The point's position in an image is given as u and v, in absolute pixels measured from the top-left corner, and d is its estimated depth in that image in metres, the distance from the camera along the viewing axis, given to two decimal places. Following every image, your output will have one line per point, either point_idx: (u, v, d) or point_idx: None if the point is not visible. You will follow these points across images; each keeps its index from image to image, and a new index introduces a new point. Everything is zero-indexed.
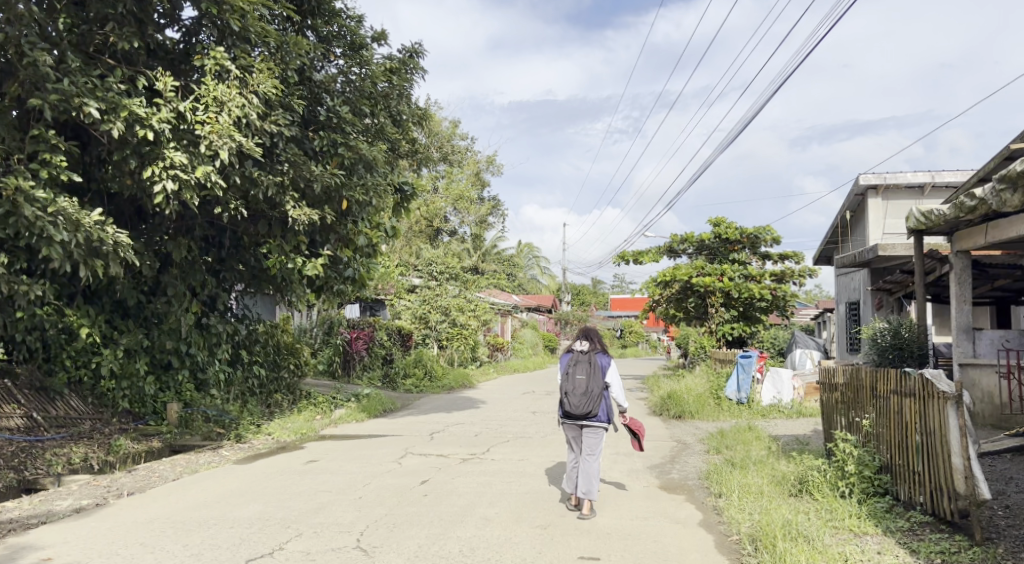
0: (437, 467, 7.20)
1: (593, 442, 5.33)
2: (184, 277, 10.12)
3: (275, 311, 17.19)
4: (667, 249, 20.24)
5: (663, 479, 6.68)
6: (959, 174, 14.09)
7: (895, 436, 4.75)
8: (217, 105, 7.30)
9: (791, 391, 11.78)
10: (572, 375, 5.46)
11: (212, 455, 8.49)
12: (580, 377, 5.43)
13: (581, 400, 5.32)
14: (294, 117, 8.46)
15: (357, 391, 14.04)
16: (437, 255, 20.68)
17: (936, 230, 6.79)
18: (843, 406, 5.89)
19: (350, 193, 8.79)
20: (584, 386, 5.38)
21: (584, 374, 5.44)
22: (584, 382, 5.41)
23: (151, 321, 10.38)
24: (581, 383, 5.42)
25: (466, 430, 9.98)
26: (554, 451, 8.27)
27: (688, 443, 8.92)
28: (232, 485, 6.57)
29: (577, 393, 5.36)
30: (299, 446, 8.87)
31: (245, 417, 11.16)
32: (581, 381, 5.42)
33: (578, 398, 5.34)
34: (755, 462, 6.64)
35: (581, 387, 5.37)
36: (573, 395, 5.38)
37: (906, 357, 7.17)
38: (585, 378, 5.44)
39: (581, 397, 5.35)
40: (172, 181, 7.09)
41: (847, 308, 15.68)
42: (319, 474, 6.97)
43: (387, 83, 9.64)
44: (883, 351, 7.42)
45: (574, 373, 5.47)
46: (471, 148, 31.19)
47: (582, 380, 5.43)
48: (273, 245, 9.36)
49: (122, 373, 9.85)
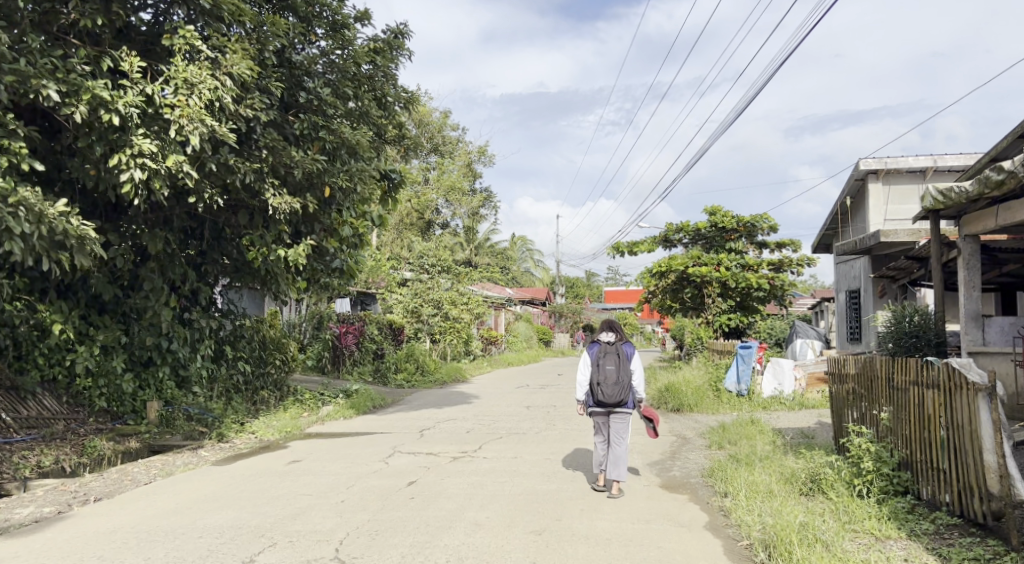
0: (426, 466, 6.85)
1: (621, 428, 5.80)
2: (162, 271, 9.69)
3: (263, 305, 16.75)
4: (662, 239, 19.90)
5: (664, 477, 6.34)
6: (962, 158, 13.77)
7: (915, 430, 4.43)
8: (186, 87, 6.79)
9: (793, 381, 11.40)
10: (602, 366, 5.89)
11: (190, 456, 8.10)
12: (611, 368, 5.86)
13: (614, 389, 5.76)
14: (272, 101, 8.00)
15: (347, 387, 13.63)
16: (428, 248, 20.33)
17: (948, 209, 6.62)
18: (855, 398, 5.58)
19: (333, 180, 8.36)
20: (615, 376, 5.83)
21: (613, 365, 5.88)
22: (614, 373, 5.86)
23: (131, 317, 9.95)
24: (611, 373, 5.86)
25: (458, 426, 9.62)
26: (549, 447, 7.93)
27: (688, 437, 8.60)
28: (207, 489, 6.20)
29: (610, 383, 5.79)
30: (284, 445, 8.49)
31: (230, 415, 10.68)
32: (612, 371, 5.86)
33: (611, 388, 5.77)
34: (761, 458, 6.31)
35: (613, 377, 5.82)
36: (605, 384, 5.80)
37: (923, 347, 6.80)
38: (614, 369, 5.88)
39: (613, 386, 5.80)
40: (141, 170, 6.65)
41: (846, 296, 15.41)
42: (301, 475, 6.61)
43: (371, 65, 9.20)
44: (898, 339, 7.05)
45: (604, 364, 5.89)
46: (462, 139, 30.66)
47: (612, 370, 5.87)
48: (253, 236, 8.89)
49: (100, 372, 9.49)
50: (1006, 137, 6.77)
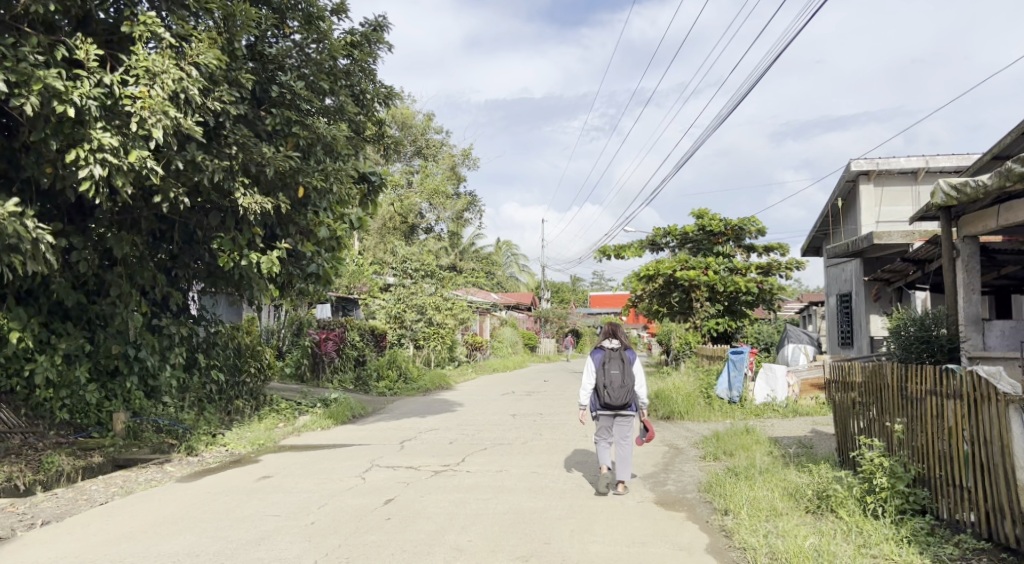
0: (405, 482, 6.42)
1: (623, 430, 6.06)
2: (130, 275, 9.16)
3: (240, 311, 16.20)
4: (649, 242, 19.60)
5: (658, 492, 5.97)
6: (954, 158, 13.61)
7: (935, 443, 4.12)
8: (148, 77, 6.29)
9: (786, 388, 11.10)
10: (608, 370, 6.10)
11: (155, 471, 7.56)
12: (616, 372, 6.08)
13: (620, 392, 5.95)
14: (242, 94, 7.55)
15: (325, 395, 13.13)
16: (412, 253, 19.89)
17: (960, 205, 6.50)
18: (861, 407, 5.29)
19: (308, 179, 7.92)
20: (621, 379, 6.04)
21: (619, 369, 6.09)
22: (620, 376, 6.07)
23: (97, 323, 9.38)
24: (616, 377, 6.07)
25: (441, 437, 9.19)
26: (536, 459, 7.54)
27: (681, 447, 8.27)
28: (169, 509, 5.71)
29: (616, 386, 5.99)
30: (256, 459, 8.00)
31: (202, 425, 10.05)
32: (618, 375, 6.07)
33: (617, 391, 5.97)
34: (760, 471, 5.97)
35: (619, 380, 6.02)
36: (611, 387, 6.00)
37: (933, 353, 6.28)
38: (619, 373, 6.09)
39: (619, 389, 5.99)
40: (100, 166, 6.13)
41: (837, 301, 15.18)
42: (271, 493, 6.15)
43: (348, 59, 8.82)
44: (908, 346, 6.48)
45: (609, 368, 6.11)
46: (446, 142, 30.29)
47: (618, 374, 6.08)
48: (223, 238, 8.40)
49: (61, 382, 8.85)
50: (1009, 134, 6.48)
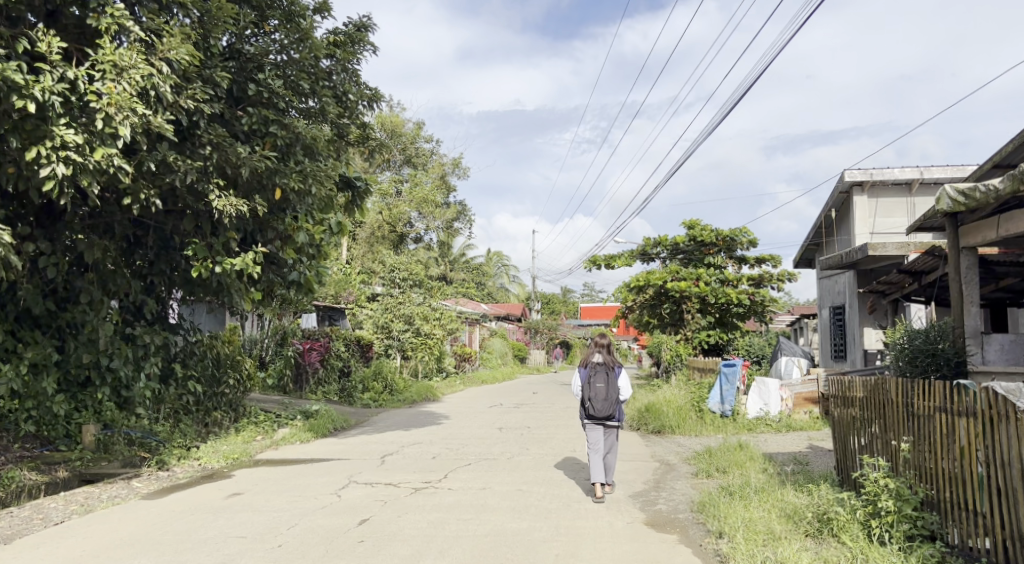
0: (383, 500, 6.06)
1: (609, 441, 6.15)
2: (102, 281, 8.70)
3: (222, 319, 15.78)
4: (640, 252, 19.39)
5: (648, 512, 5.66)
6: (948, 170, 13.51)
7: (942, 461, 3.88)
8: (115, 72, 5.96)
9: (779, 402, 10.89)
10: (592, 383, 6.14)
11: (119, 488, 6.89)
12: (600, 385, 6.11)
13: (604, 405, 6.01)
14: (217, 93, 7.25)
15: (307, 407, 12.73)
16: (400, 262, 19.57)
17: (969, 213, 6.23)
18: (863, 424, 5.08)
19: (285, 180, 7.62)
20: (605, 392, 6.09)
21: (602, 382, 6.13)
22: (604, 389, 6.11)
23: (68, 332, 8.86)
24: (601, 390, 6.11)
25: (424, 452, 8.84)
26: (522, 475, 7.22)
27: (672, 463, 7.98)
28: (127, 531, 5.25)
29: (600, 399, 6.04)
30: (229, 474, 7.54)
31: (177, 438, 9.51)
32: (602, 389, 6.11)
33: (601, 404, 6.02)
34: (755, 490, 5.68)
35: (602, 393, 6.06)
36: (595, 400, 6.04)
37: (942, 366, 5.91)
38: (603, 386, 6.14)
39: (602, 402, 6.05)
40: (64, 165, 5.76)
41: (830, 313, 15.00)
42: (240, 511, 5.74)
43: (329, 59, 8.64)
44: (912, 359, 6.15)
45: (593, 381, 6.15)
46: (436, 151, 30.07)
47: (602, 387, 6.13)
48: (198, 245, 8.05)
49: (27, 393, 8.22)
50: (1010, 143, 6.25)
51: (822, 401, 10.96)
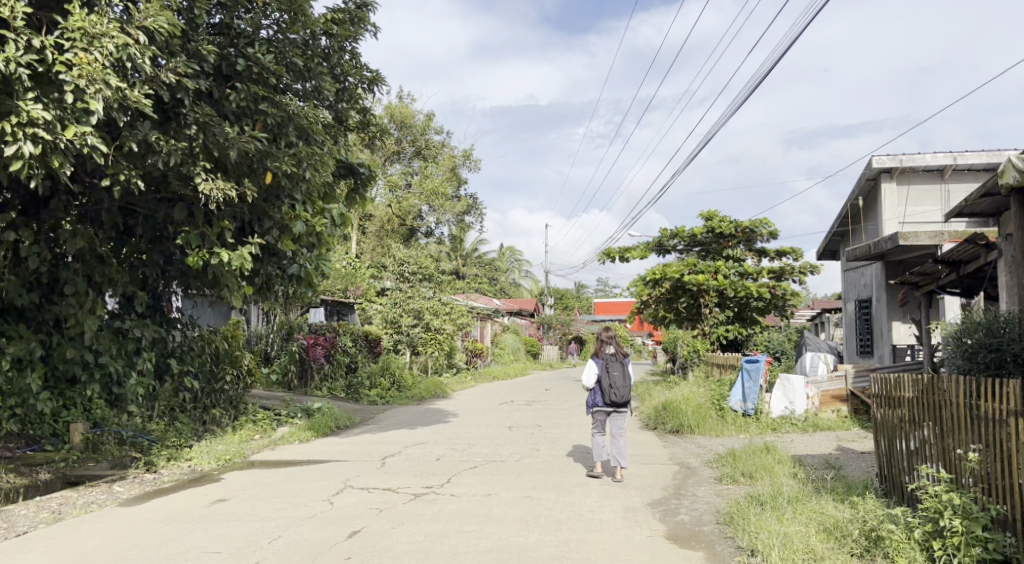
0: (378, 508, 5.56)
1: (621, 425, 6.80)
2: (88, 272, 8.28)
3: (226, 314, 15.37)
4: (656, 244, 18.75)
5: (670, 523, 5.11)
6: (983, 155, 12.78)
7: (1018, 471, 3.30)
8: (85, 40, 5.49)
9: (805, 400, 10.30)
10: (612, 372, 6.78)
11: (99, 492, 6.42)
12: (618, 373, 6.78)
13: (625, 391, 6.73)
14: (203, 68, 6.82)
15: (308, 404, 12.25)
16: (410, 256, 19.11)
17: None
18: (913, 426, 4.55)
19: (276, 164, 7.11)
20: (622, 379, 6.79)
21: (619, 370, 6.80)
22: (620, 376, 6.80)
23: (55, 326, 8.44)
24: (618, 377, 6.79)
25: (428, 453, 8.33)
26: (531, 480, 6.70)
27: (693, 467, 7.42)
28: (91, 545, 4.75)
29: (621, 386, 6.74)
30: (218, 477, 7.07)
31: (171, 437, 9.11)
32: (619, 376, 6.79)
33: (623, 390, 6.72)
34: (789, 501, 5.09)
35: (622, 380, 6.76)
36: (618, 387, 6.71)
37: (1008, 364, 5.18)
38: (619, 373, 6.82)
39: (622, 388, 6.75)
40: (31, 144, 5.26)
41: (856, 306, 14.33)
42: (220, 522, 5.24)
43: (325, 36, 8.08)
44: (974, 355, 5.53)
45: (612, 371, 6.78)
46: (447, 143, 29.43)
47: (619, 375, 6.81)
48: (189, 233, 7.51)
49: (10, 390, 7.83)
50: None
51: (850, 398, 10.35)
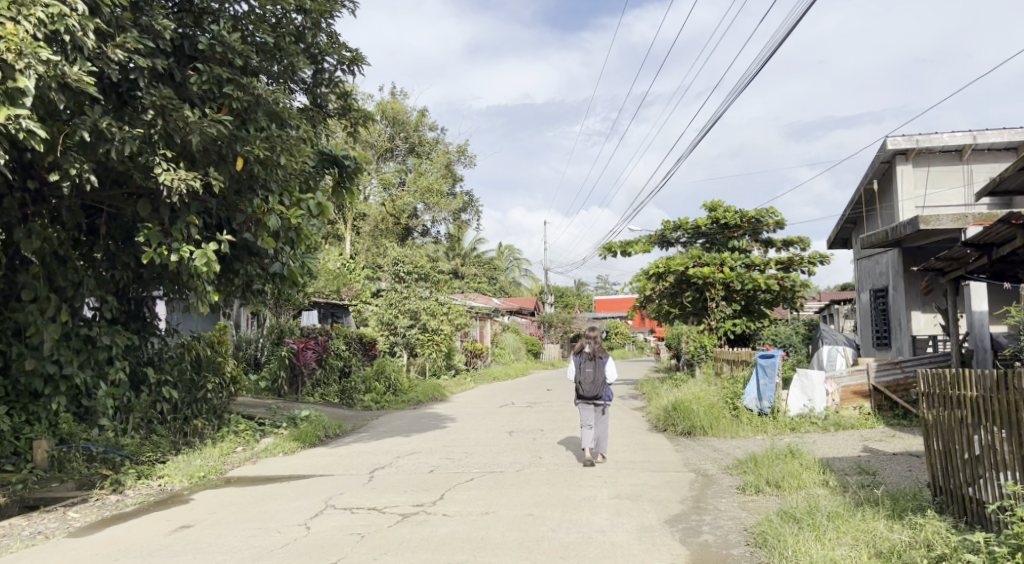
0: (360, 535, 4.89)
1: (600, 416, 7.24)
2: (48, 276, 7.62)
3: (213, 319, 14.70)
4: (659, 237, 18.09)
5: (692, 546, 4.44)
6: (1005, 133, 12.15)
7: None
8: (13, 10, 4.83)
9: (824, 397, 9.65)
10: (583, 368, 7.22)
11: (51, 520, 5.75)
12: (589, 369, 7.19)
13: (591, 386, 7.11)
14: (159, 47, 6.17)
15: (296, 412, 11.61)
16: (405, 254, 18.38)
17: None
18: (977, 425, 3.89)
19: (246, 149, 6.49)
20: (592, 376, 7.17)
21: (590, 367, 7.21)
22: (592, 373, 7.19)
23: (15, 336, 7.73)
24: (589, 373, 7.19)
25: (421, 465, 7.67)
26: (533, 494, 6.06)
27: (711, 475, 6.75)
28: None
29: (589, 382, 7.14)
30: (187, 498, 6.41)
31: (145, 452, 8.42)
32: (590, 372, 7.19)
33: (589, 386, 7.12)
34: (829, 517, 4.42)
35: (591, 377, 7.15)
36: (584, 383, 7.15)
37: None
38: (592, 370, 7.21)
39: (591, 384, 7.15)
40: None
41: (871, 297, 13.68)
42: (179, 555, 4.58)
43: (299, 13, 7.38)
44: None
45: (583, 367, 7.24)
46: (441, 139, 28.76)
47: (590, 371, 7.20)
48: (150, 229, 6.77)
49: None
50: None
51: (873, 394, 9.72)
